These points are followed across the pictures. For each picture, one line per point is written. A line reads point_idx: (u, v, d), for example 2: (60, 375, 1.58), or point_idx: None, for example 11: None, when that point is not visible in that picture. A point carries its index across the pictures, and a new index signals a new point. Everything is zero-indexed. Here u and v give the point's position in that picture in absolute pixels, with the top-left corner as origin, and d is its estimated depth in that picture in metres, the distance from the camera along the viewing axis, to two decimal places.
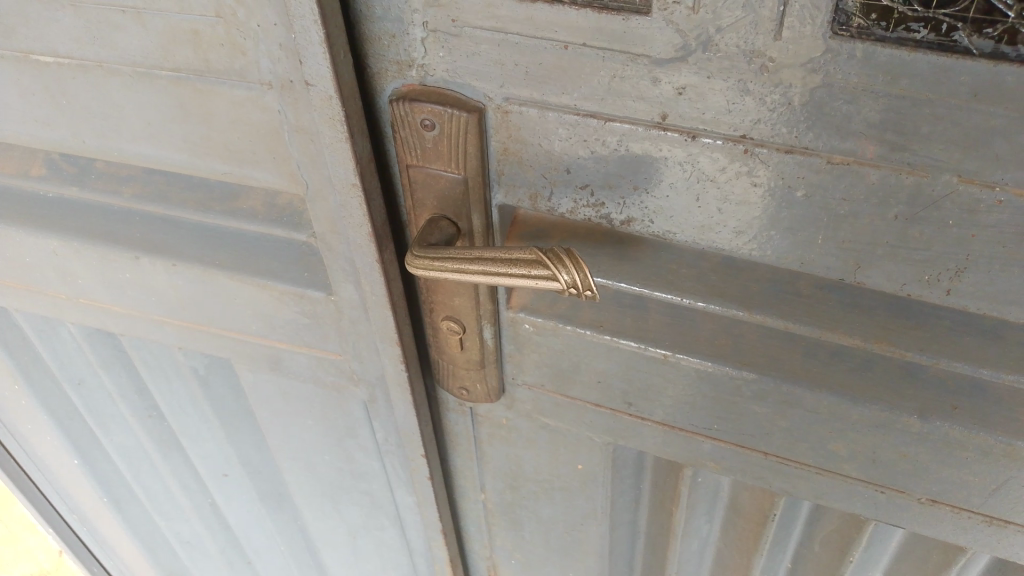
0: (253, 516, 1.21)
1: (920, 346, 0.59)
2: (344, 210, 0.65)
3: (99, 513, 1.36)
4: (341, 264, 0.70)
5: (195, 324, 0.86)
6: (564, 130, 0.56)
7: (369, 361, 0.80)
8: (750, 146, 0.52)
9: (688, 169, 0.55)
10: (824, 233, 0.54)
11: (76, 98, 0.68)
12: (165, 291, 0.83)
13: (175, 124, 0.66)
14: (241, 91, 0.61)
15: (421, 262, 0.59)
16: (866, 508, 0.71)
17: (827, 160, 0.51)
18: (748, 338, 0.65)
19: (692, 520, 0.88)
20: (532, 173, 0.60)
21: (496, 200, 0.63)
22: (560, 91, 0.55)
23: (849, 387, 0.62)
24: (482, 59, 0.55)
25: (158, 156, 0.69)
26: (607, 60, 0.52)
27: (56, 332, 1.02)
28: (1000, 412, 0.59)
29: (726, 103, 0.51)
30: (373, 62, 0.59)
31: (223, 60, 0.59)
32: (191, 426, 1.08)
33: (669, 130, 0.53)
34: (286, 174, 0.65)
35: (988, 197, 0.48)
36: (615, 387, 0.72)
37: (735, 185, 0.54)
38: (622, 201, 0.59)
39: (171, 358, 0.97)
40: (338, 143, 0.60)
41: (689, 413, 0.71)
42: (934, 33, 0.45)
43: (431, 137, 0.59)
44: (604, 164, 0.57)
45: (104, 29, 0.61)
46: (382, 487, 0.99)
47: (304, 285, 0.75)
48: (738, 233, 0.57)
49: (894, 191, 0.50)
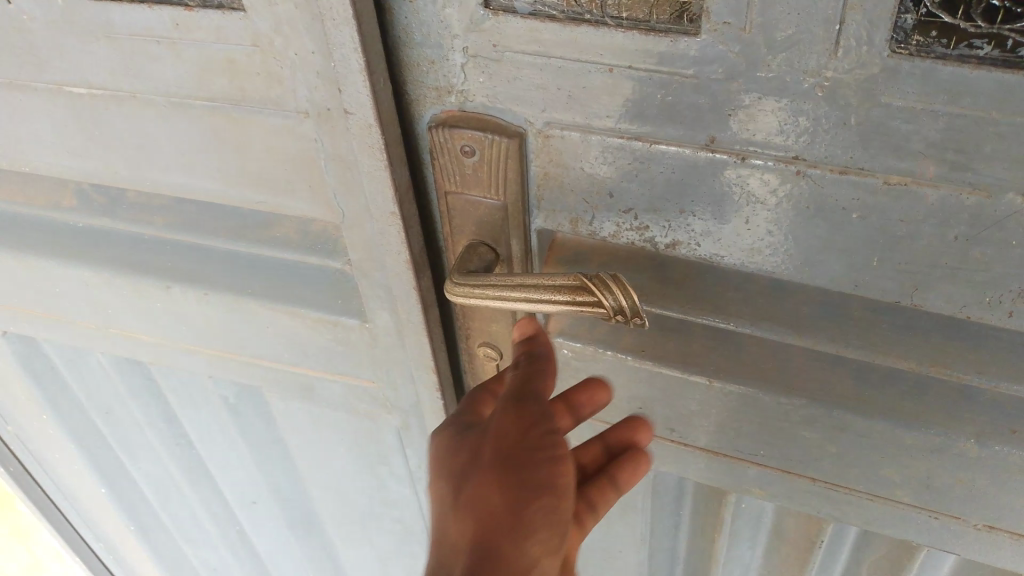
0: (282, 544, 1.20)
1: (977, 368, 0.57)
2: (381, 238, 0.64)
3: (126, 541, 1.34)
4: (377, 291, 0.69)
5: (226, 352, 0.85)
6: (607, 153, 0.55)
7: (404, 389, 0.79)
8: (802, 167, 0.51)
9: (736, 191, 0.54)
10: (880, 254, 0.53)
11: (109, 127, 0.67)
12: (197, 320, 0.82)
13: (208, 153, 0.65)
14: (275, 119, 0.60)
15: (460, 288, 0.59)
16: (919, 533, 0.69)
17: (884, 180, 0.49)
18: (797, 365, 0.64)
19: (734, 547, 0.86)
20: (573, 198, 0.59)
21: (534, 226, 0.62)
22: (604, 115, 0.53)
23: (902, 411, 0.61)
24: (523, 84, 0.54)
25: (191, 186, 0.69)
26: (653, 82, 0.51)
27: (85, 362, 1.01)
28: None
29: (777, 124, 0.50)
30: (412, 88, 0.58)
31: (258, 88, 0.58)
32: (220, 453, 1.07)
33: (718, 153, 0.52)
34: (321, 202, 0.65)
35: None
36: (656, 416, 0.70)
37: (786, 207, 0.53)
38: (668, 225, 0.57)
39: (201, 389, 0.96)
40: (377, 171, 0.59)
41: (734, 440, 0.69)
42: (997, 50, 0.44)
43: (470, 163, 0.58)
44: (649, 188, 0.56)
45: (137, 59, 0.60)
46: (416, 515, 0.98)
47: (338, 312, 0.74)
48: (787, 254, 0.55)
49: (950, 209, 0.49)
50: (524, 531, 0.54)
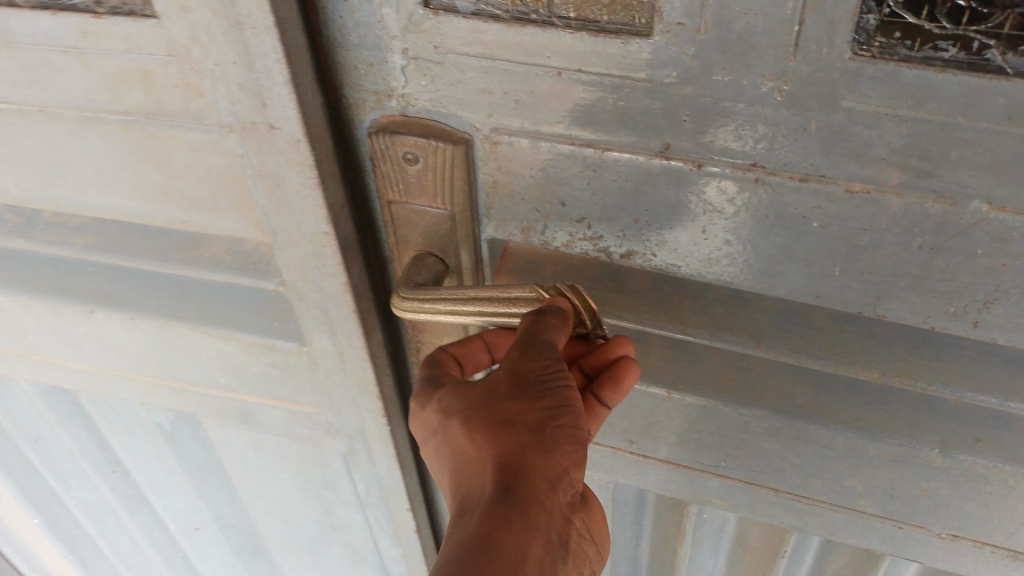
0: (227, 570, 1.16)
1: (943, 378, 0.55)
2: (316, 259, 0.60)
3: (65, 569, 1.29)
4: (314, 314, 0.65)
5: (157, 377, 0.81)
6: (557, 160, 0.52)
7: (348, 414, 0.75)
8: (760, 174, 0.48)
9: (692, 200, 0.51)
10: (840, 264, 0.50)
11: (18, 145, 0.62)
12: (124, 345, 0.78)
13: (126, 171, 0.61)
14: (196, 134, 0.56)
15: (409, 303, 0.55)
16: (884, 543, 0.67)
17: (845, 187, 0.46)
18: (762, 377, 0.60)
19: (696, 557, 0.84)
20: (524, 208, 0.56)
21: (485, 234, 0.59)
22: (553, 120, 0.50)
23: (872, 423, 0.58)
24: (467, 88, 0.51)
25: (109, 206, 0.64)
26: (604, 86, 0.47)
27: (8, 389, 0.96)
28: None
29: (734, 130, 0.47)
30: (349, 94, 0.54)
31: (177, 102, 0.54)
32: (156, 480, 1.02)
33: (673, 160, 0.49)
34: (250, 221, 0.61)
35: (1019, 225, 0.44)
36: (615, 425, 0.67)
37: (744, 216, 0.50)
38: (622, 235, 0.54)
39: (134, 414, 0.92)
40: (308, 189, 0.55)
41: (694, 451, 0.66)
42: (963, 52, 0.41)
43: (414, 171, 0.55)
44: (601, 197, 0.53)
45: (44, 71, 0.56)
46: (365, 540, 0.94)
47: (274, 335, 0.70)
48: (746, 264, 0.53)
49: (914, 217, 0.46)
50: (545, 447, 0.47)
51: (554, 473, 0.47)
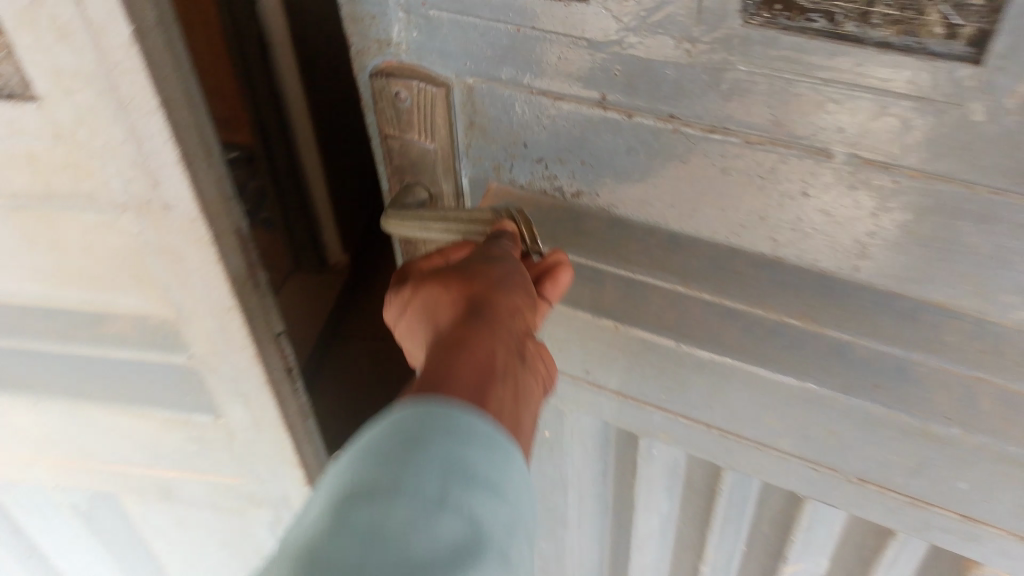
0: None
1: (842, 324, 0.46)
2: (223, 333, 0.60)
3: None
4: (227, 385, 0.65)
5: (70, 459, 0.78)
6: (522, 106, 0.48)
7: (269, 481, 0.75)
8: (677, 126, 0.44)
9: (621, 140, 0.46)
10: (765, 207, 0.45)
11: None
12: (31, 430, 0.75)
13: (20, 257, 0.59)
14: (90, 214, 0.54)
15: (393, 223, 0.53)
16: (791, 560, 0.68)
17: (745, 139, 0.42)
18: (692, 316, 0.50)
19: None
20: (495, 146, 0.52)
21: (466, 172, 0.55)
22: (515, 70, 0.47)
23: (776, 379, 0.49)
24: (453, 42, 0.47)
25: (9, 290, 0.63)
26: (552, 40, 0.44)
27: None
28: (943, 394, 0.44)
29: (676, 79, 0.42)
30: (356, 39, 0.50)
31: (67, 183, 0.53)
32: (79, 562, 0.98)
33: (609, 110, 0.45)
34: (154, 298, 0.60)
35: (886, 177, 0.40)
36: (573, 354, 0.58)
37: (675, 155, 0.45)
38: (575, 175, 0.50)
39: (48, 498, 0.87)
40: (209, 266, 0.55)
41: (643, 380, 0.56)
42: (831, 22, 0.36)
43: (404, 108, 0.52)
44: (557, 137, 0.49)
45: None
46: None
47: (189, 409, 0.69)
48: (693, 211, 0.48)
49: (808, 159, 0.41)
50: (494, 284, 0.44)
51: (516, 308, 0.44)
